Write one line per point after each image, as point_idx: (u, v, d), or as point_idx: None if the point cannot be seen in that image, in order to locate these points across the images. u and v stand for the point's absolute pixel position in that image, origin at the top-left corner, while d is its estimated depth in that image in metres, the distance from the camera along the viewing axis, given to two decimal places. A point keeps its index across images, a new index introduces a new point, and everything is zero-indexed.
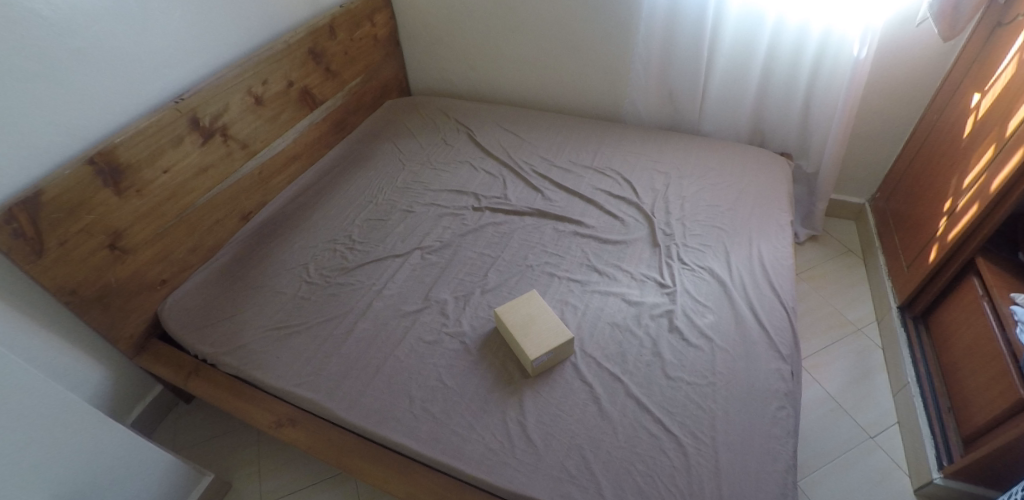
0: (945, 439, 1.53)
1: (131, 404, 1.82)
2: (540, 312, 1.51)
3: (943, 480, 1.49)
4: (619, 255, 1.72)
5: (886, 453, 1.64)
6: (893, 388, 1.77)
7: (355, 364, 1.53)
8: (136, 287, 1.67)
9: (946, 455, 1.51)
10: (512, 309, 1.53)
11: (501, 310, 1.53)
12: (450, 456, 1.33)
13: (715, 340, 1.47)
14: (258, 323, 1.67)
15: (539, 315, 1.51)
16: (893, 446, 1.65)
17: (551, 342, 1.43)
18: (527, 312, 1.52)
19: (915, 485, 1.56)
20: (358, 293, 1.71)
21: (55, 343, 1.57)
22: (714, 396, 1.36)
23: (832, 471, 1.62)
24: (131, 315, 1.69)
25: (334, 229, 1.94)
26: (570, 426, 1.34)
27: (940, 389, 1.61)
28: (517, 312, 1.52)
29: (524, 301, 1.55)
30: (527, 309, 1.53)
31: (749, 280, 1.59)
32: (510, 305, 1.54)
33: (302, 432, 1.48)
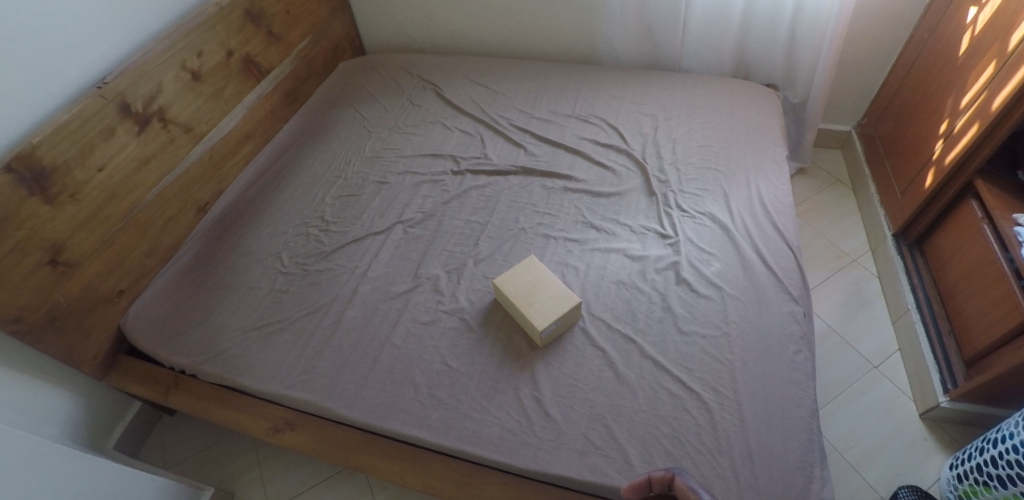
0: (948, 361, 1.53)
1: (110, 424, 1.72)
2: (542, 279, 1.42)
3: (950, 403, 1.49)
4: (615, 209, 1.63)
5: (891, 382, 1.64)
6: (893, 315, 1.76)
7: (349, 355, 1.43)
8: (91, 302, 1.52)
9: (950, 378, 1.51)
10: (512, 279, 1.42)
11: (500, 281, 1.42)
12: (465, 442, 1.25)
13: (724, 288, 1.41)
14: (236, 326, 1.55)
15: (542, 282, 1.41)
16: (896, 374, 1.66)
17: (558, 310, 1.34)
18: (528, 280, 1.42)
19: (922, 410, 1.57)
20: (341, 280, 1.59)
21: (10, 375, 1.42)
22: (730, 348, 1.31)
23: (842, 405, 1.62)
24: (92, 333, 1.54)
25: (303, 211, 1.79)
26: (588, 396, 1.27)
27: (940, 312, 1.61)
28: (518, 281, 1.42)
29: (524, 268, 1.44)
30: (527, 276, 1.43)
31: (752, 222, 1.53)
32: (509, 274, 1.44)
33: (302, 435, 1.41)
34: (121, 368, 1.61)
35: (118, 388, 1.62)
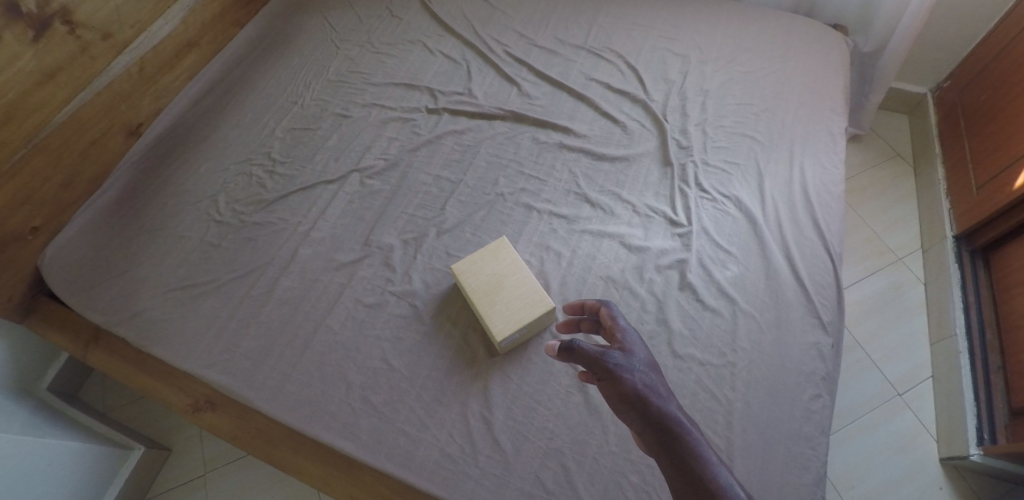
0: (990, 404, 1.32)
1: (44, 364, 1.58)
2: (513, 271, 1.14)
3: (982, 457, 1.31)
4: (618, 179, 1.30)
5: (913, 414, 1.46)
6: (932, 337, 1.53)
7: (279, 336, 1.22)
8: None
9: (988, 425, 1.31)
10: (474, 268, 1.15)
11: (460, 268, 1.16)
12: (397, 463, 1.05)
13: (738, 301, 1.14)
14: (160, 281, 1.36)
15: (512, 275, 1.14)
16: (923, 406, 1.47)
17: (525, 317, 1.08)
18: (495, 271, 1.15)
19: (943, 454, 1.39)
20: (281, 237, 1.34)
21: None
22: (733, 383, 1.07)
23: (854, 434, 1.45)
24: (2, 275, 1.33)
25: (249, 144, 1.54)
26: (547, 424, 1.05)
27: (992, 342, 1.36)
28: (480, 271, 1.15)
29: (491, 255, 1.16)
30: (496, 266, 1.15)
31: (787, 218, 1.24)
32: (473, 261, 1.16)
33: (223, 418, 1.24)
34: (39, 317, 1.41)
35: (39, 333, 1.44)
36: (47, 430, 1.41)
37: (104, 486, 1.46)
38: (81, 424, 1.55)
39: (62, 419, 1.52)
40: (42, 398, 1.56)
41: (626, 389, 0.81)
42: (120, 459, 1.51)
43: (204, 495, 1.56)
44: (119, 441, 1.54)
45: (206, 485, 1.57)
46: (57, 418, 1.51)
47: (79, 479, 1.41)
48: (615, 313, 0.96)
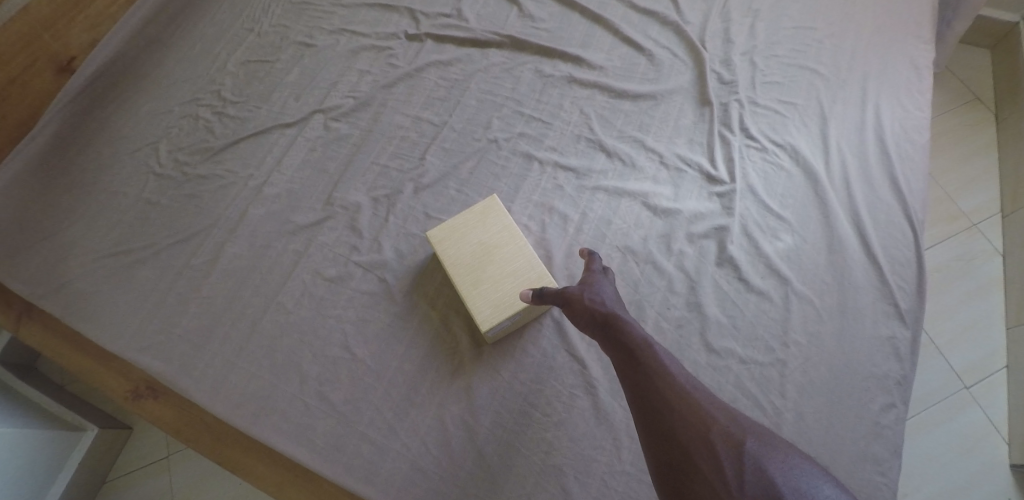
0: None
1: None
2: (504, 241, 0.90)
3: None
4: (642, 122, 1.03)
5: (982, 411, 1.22)
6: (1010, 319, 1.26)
7: (223, 315, 1.00)
8: None
9: None
10: (456, 236, 0.92)
11: (438, 236, 0.92)
12: (358, 478, 0.85)
13: (792, 281, 0.89)
14: (93, 245, 1.14)
15: (504, 246, 0.90)
16: (993, 402, 1.22)
17: (518, 301, 0.85)
18: (482, 239, 0.91)
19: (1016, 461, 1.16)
20: (229, 193, 1.11)
21: None
22: (783, 388, 0.84)
23: (913, 429, 1.22)
24: None
25: (198, 81, 1.28)
26: (544, 435, 0.84)
27: None
28: (463, 240, 0.91)
29: (477, 219, 0.92)
30: (483, 234, 0.91)
31: (856, 175, 0.97)
32: (454, 226, 0.92)
33: (165, 408, 1.05)
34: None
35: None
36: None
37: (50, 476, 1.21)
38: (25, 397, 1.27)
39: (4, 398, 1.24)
40: None
41: (580, 312, 0.76)
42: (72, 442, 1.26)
43: (167, 481, 1.34)
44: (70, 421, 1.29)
45: (170, 468, 1.35)
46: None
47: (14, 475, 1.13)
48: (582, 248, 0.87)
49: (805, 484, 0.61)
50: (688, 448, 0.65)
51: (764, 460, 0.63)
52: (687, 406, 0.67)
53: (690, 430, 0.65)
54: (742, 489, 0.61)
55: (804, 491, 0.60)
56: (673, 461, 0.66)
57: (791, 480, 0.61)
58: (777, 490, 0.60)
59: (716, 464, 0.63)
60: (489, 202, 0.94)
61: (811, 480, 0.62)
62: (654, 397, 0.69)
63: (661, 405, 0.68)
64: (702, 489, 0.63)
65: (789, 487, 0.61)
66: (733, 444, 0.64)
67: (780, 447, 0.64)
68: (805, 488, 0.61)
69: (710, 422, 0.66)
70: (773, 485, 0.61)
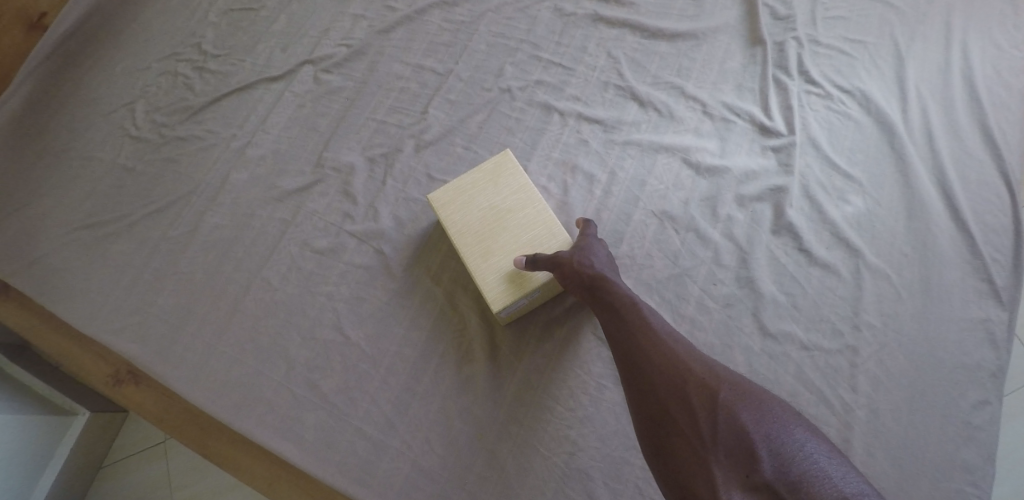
0: None
1: None
2: (519, 205, 0.77)
3: None
4: (681, 66, 0.87)
5: None
6: None
7: (203, 292, 0.89)
8: None
9: None
10: (461, 199, 0.78)
11: (441, 200, 0.78)
12: (352, 480, 0.74)
13: (864, 252, 0.75)
14: (66, 216, 1.03)
15: (519, 211, 0.77)
16: None
17: (536, 277, 0.73)
18: (493, 203, 0.77)
19: None
20: (209, 157, 0.99)
21: None
22: (853, 379, 0.70)
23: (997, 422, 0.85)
24: None
25: (177, 32, 1.14)
26: (567, 432, 0.72)
27: None
28: (468, 204, 0.77)
29: (486, 179, 0.78)
30: (495, 196, 0.77)
31: (940, 125, 0.81)
32: (460, 188, 0.78)
33: (147, 395, 0.95)
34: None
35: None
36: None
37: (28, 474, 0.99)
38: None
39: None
40: None
41: (567, 274, 0.68)
42: (57, 432, 1.03)
43: (164, 468, 1.13)
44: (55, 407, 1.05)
45: (167, 454, 1.14)
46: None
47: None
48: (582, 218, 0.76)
49: (784, 435, 0.52)
50: (664, 400, 0.57)
51: (741, 409, 0.54)
52: (663, 357, 0.59)
53: (665, 382, 0.58)
54: (717, 443, 0.53)
55: (781, 443, 0.51)
56: (650, 417, 0.58)
57: (769, 431, 0.52)
58: (751, 441, 0.52)
59: (691, 418, 0.55)
60: (502, 158, 0.80)
61: (793, 431, 0.52)
62: (631, 348, 0.61)
63: (635, 355, 0.60)
64: (677, 444, 0.55)
65: (765, 438, 0.52)
66: (707, 393, 0.55)
67: (763, 397, 0.55)
68: (784, 440, 0.51)
69: (686, 372, 0.57)
70: (748, 437, 0.52)
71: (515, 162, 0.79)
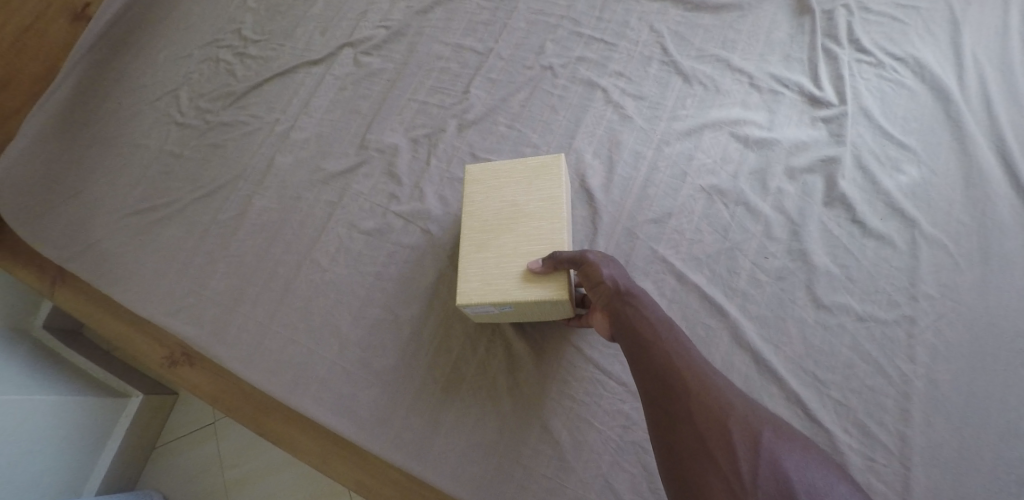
0: None
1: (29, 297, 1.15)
2: (540, 211, 0.73)
3: None
4: (726, 38, 0.86)
5: None
6: None
7: (254, 275, 0.91)
8: None
9: None
10: (493, 185, 0.76)
11: (474, 175, 0.77)
12: (408, 455, 0.76)
13: (920, 222, 0.73)
14: (118, 203, 1.07)
15: (537, 217, 0.73)
16: None
17: (512, 292, 0.69)
18: (518, 199, 0.74)
19: None
20: (254, 142, 1.00)
21: None
22: (911, 350, 0.69)
23: None
24: None
25: (217, 19, 1.16)
26: (621, 407, 0.73)
27: None
28: (494, 193, 0.75)
29: (525, 176, 0.75)
30: (524, 194, 0.74)
31: (999, 89, 0.79)
32: (498, 172, 0.76)
33: (202, 376, 0.98)
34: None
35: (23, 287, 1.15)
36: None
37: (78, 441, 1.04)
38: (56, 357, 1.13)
39: (33, 360, 1.09)
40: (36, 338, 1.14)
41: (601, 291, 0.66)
42: (111, 410, 1.10)
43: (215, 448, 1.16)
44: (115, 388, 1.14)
45: (216, 435, 1.17)
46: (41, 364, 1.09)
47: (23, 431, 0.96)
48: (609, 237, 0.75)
49: (819, 480, 0.51)
50: (700, 430, 0.55)
51: (778, 449, 0.53)
52: (703, 387, 0.57)
53: (703, 411, 0.55)
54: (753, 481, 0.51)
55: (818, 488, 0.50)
56: (680, 445, 0.55)
57: (806, 475, 0.51)
58: (790, 484, 0.50)
59: (729, 453, 0.53)
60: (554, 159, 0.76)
61: (827, 476, 0.51)
62: (666, 374, 0.58)
63: (673, 379, 0.58)
64: (711, 477, 0.52)
65: (802, 480, 0.51)
66: (747, 432, 0.54)
67: (799, 440, 0.54)
68: (820, 485, 0.50)
69: (727, 406, 0.56)
70: (785, 478, 0.51)
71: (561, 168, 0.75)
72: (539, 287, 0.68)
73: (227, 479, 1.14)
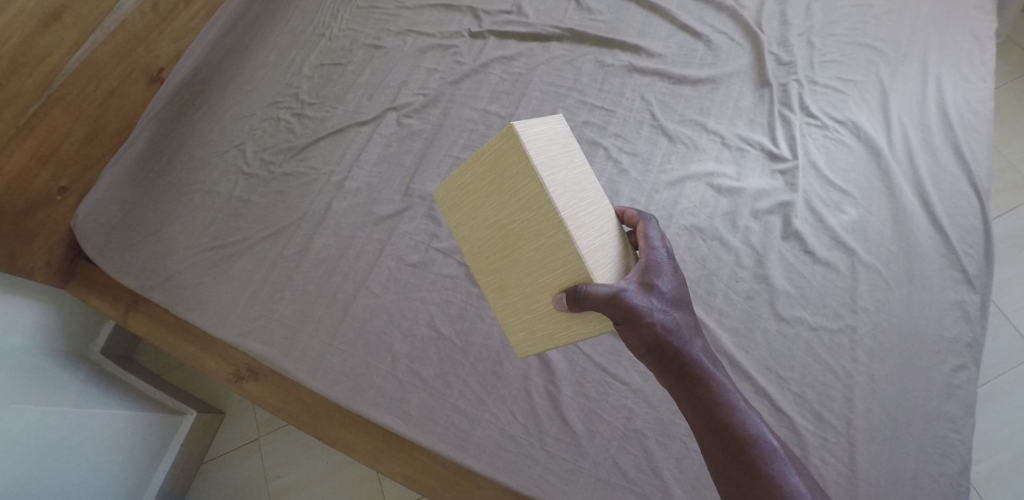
0: None
1: (94, 326, 1.42)
2: (524, 223, 0.69)
3: None
4: (702, 106, 1.07)
5: None
6: None
7: (316, 302, 1.09)
8: (26, 204, 1.16)
9: None
10: (474, 210, 0.76)
11: (452, 203, 0.79)
12: (452, 445, 0.93)
13: (858, 252, 0.93)
14: (193, 240, 1.25)
15: (526, 230, 0.69)
16: None
17: (554, 335, 0.74)
18: (498, 216, 0.72)
19: None
20: (313, 189, 1.20)
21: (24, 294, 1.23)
22: (853, 353, 0.88)
23: (995, 393, 1.23)
24: (38, 237, 1.20)
25: (277, 85, 1.37)
26: (624, 402, 0.90)
27: None
28: (480, 219, 0.75)
29: (492, 186, 0.71)
30: (500, 206, 0.72)
31: (919, 146, 0.99)
32: (469, 194, 0.76)
33: (266, 390, 1.11)
34: (30, 272, 1.20)
35: (89, 317, 1.40)
36: (47, 383, 1.18)
37: (138, 446, 1.26)
38: (117, 377, 1.40)
39: (107, 380, 1.35)
40: (96, 361, 1.40)
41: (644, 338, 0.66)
42: (173, 422, 1.36)
43: (260, 460, 1.42)
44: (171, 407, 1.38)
45: (261, 449, 1.43)
46: (109, 385, 1.33)
47: (112, 435, 1.21)
48: (642, 221, 0.73)
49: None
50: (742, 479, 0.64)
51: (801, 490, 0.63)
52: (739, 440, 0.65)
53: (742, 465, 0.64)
54: None
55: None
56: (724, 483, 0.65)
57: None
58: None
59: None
60: (504, 146, 0.67)
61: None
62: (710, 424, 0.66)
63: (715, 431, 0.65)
64: None
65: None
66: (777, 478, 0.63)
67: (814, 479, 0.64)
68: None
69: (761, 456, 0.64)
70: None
71: (521, 150, 0.65)
72: (580, 326, 0.71)
73: (271, 487, 1.39)
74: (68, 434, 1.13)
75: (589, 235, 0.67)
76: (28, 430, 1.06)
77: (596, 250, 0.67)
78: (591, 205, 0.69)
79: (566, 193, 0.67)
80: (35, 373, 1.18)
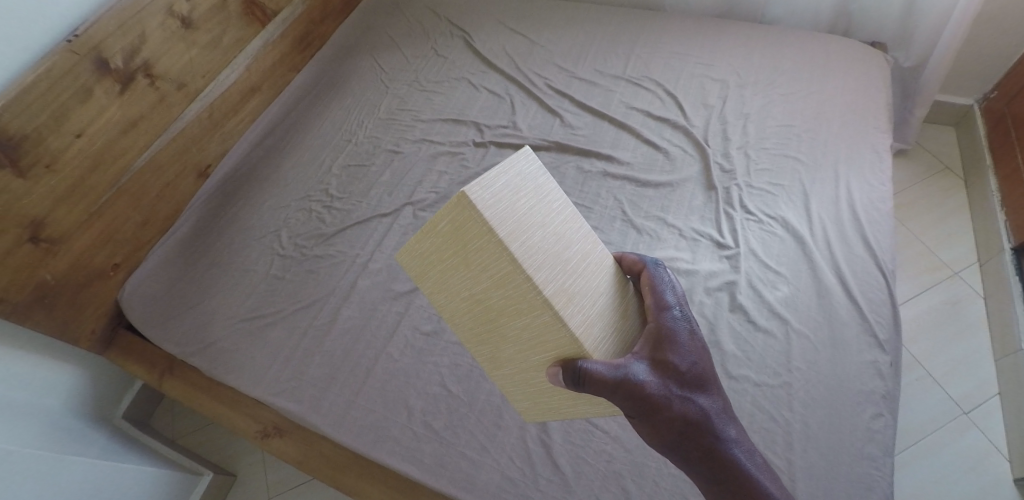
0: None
1: (118, 393, 1.58)
2: (500, 290, 0.82)
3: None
4: (663, 204, 1.33)
5: (982, 433, 1.42)
6: (996, 352, 1.50)
7: (341, 366, 1.27)
8: (84, 278, 1.36)
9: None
10: (440, 280, 0.87)
11: (413, 270, 0.88)
12: (460, 488, 1.08)
13: (791, 321, 1.15)
14: (231, 312, 1.40)
15: (505, 298, 0.83)
16: (990, 426, 1.42)
17: (558, 409, 0.96)
18: (473, 287, 0.85)
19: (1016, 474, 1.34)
20: (339, 270, 1.42)
21: (71, 361, 1.42)
22: (790, 404, 1.07)
23: (930, 449, 1.41)
24: (87, 309, 1.38)
25: (309, 182, 1.62)
26: (606, 447, 1.08)
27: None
28: (452, 286, 0.87)
29: (460, 262, 0.82)
30: (470, 278, 0.84)
31: (836, 236, 1.24)
32: (433, 265, 0.86)
33: (291, 445, 1.26)
34: (76, 338, 1.37)
35: (117, 383, 1.57)
36: (78, 440, 1.33)
37: None
38: (139, 441, 1.55)
39: (128, 442, 1.49)
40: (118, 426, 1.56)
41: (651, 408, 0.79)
42: (190, 483, 1.48)
43: None
44: (189, 467, 1.51)
45: None
46: (132, 448, 1.46)
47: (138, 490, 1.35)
48: (647, 267, 0.91)
49: None
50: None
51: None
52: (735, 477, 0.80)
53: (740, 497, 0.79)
54: None
55: None
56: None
57: None
58: None
59: None
60: (467, 227, 0.78)
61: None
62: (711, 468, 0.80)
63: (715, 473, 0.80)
64: None
65: None
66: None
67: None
68: None
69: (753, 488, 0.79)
70: None
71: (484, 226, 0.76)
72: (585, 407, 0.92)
73: None
74: (103, 486, 1.27)
75: (573, 288, 0.84)
76: (74, 481, 1.21)
77: (580, 305, 0.84)
78: (567, 256, 0.85)
79: (537, 254, 0.80)
80: (70, 434, 1.35)
